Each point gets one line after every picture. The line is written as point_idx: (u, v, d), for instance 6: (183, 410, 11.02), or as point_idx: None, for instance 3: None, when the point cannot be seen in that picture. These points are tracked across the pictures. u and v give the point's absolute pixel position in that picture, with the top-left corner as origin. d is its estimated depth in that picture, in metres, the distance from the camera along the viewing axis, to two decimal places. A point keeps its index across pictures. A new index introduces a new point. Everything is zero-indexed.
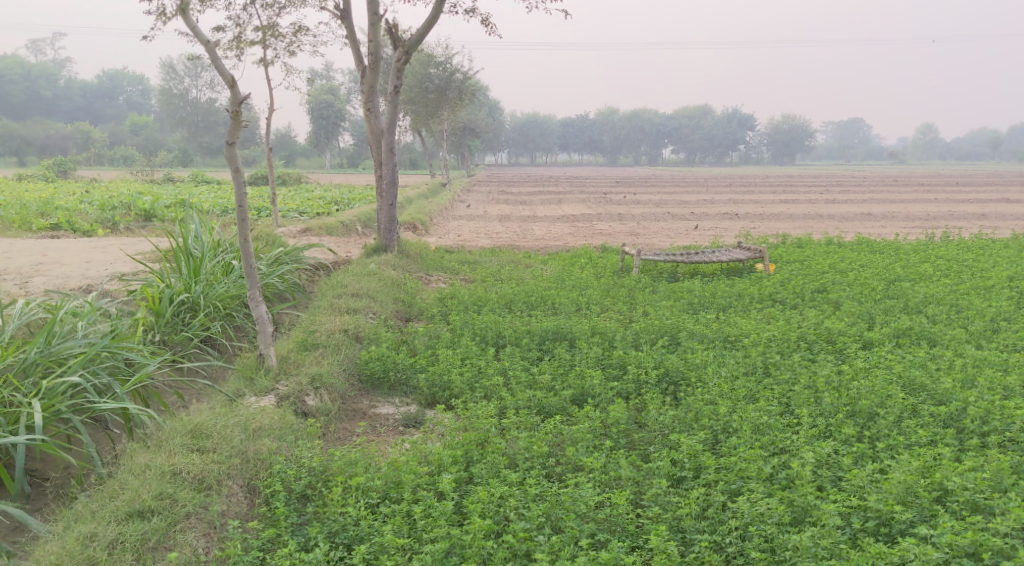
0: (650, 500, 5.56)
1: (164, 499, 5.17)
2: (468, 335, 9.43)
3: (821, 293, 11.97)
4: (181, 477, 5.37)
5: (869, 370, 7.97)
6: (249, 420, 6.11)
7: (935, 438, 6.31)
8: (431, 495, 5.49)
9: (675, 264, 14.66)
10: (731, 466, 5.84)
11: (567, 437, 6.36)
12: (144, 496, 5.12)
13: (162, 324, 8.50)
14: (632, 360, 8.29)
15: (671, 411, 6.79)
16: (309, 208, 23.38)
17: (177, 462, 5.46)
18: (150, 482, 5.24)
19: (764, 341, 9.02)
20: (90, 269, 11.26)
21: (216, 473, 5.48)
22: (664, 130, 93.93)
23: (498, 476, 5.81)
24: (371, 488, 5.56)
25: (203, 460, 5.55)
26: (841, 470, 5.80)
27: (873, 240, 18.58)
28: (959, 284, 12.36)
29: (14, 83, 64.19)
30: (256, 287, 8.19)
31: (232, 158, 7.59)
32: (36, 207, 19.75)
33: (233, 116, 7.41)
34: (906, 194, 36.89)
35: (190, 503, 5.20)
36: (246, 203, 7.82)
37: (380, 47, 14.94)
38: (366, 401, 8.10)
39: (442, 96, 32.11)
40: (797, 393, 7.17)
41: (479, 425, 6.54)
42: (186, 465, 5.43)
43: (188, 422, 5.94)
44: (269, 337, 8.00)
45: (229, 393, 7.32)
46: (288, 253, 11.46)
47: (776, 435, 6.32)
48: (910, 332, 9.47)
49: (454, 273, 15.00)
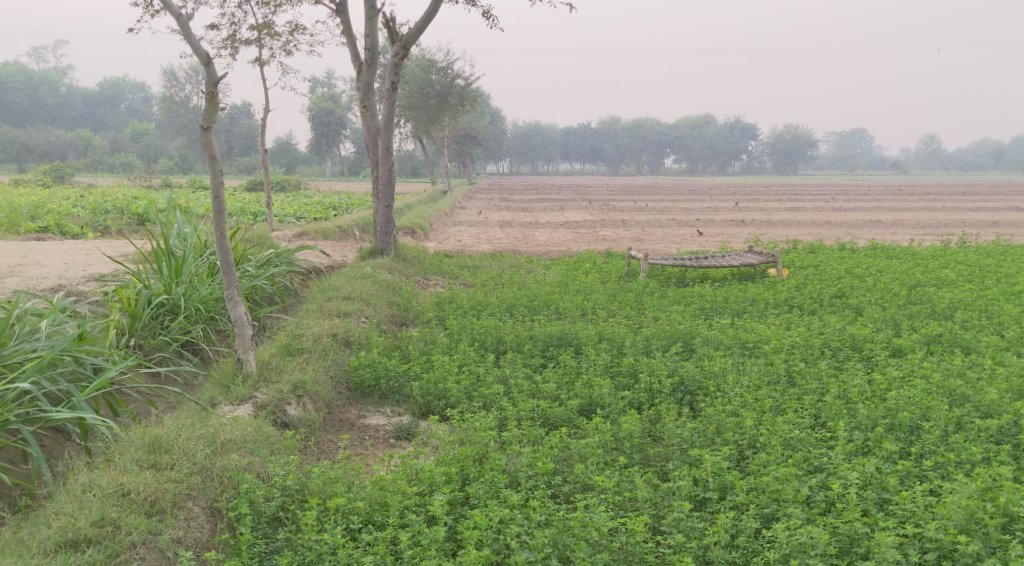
0: (670, 526, 4.88)
1: (104, 526, 4.48)
2: (466, 340, 8.78)
3: (840, 299, 11.28)
4: (130, 499, 4.68)
5: (904, 379, 7.29)
6: (218, 432, 5.40)
7: (989, 456, 5.62)
8: (421, 519, 4.76)
9: (684, 270, 13.99)
10: (762, 487, 5.14)
11: (575, 452, 5.67)
12: (80, 523, 4.43)
13: (137, 328, 7.87)
14: (643, 368, 7.60)
15: (689, 424, 6.11)
16: (307, 213, 22.77)
17: (126, 481, 4.77)
18: (91, 505, 4.56)
19: (787, 348, 8.35)
20: (68, 270, 10.60)
21: (171, 495, 4.79)
22: (665, 138, 93.36)
23: (498, 497, 5.09)
24: (353, 510, 4.84)
25: (158, 478, 4.86)
26: (887, 492, 5.10)
27: (888, 245, 17.89)
28: (985, 289, 11.71)
29: (15, 90, 63.88)
30: (234, 286, 7.42)
31: (207, 145, 6.94)
32: (26, 210, 19.16)
33: (208, 97, 6.76)
34: (913, 203, 36.31)
35: (137, 531, 4.51)
36: (222, 194, 7.16)
37: (375, 43, 14.29)
38: (355, 411, 7.44)
39: (443, 102, 31.54)
40: (829, 405, 6.52)
41: (477, 439, 5.85)
42: (136, 485, 4.74)
43: (147, 435, 5.25)
44: (249, 341, 7.29)
45: (202, 402, 6.60)
46: (279, 255, 10.81)
47: (809, 451, 5.64)
48: (941, 339, 8.80)
49: (453, 278, 14.32)
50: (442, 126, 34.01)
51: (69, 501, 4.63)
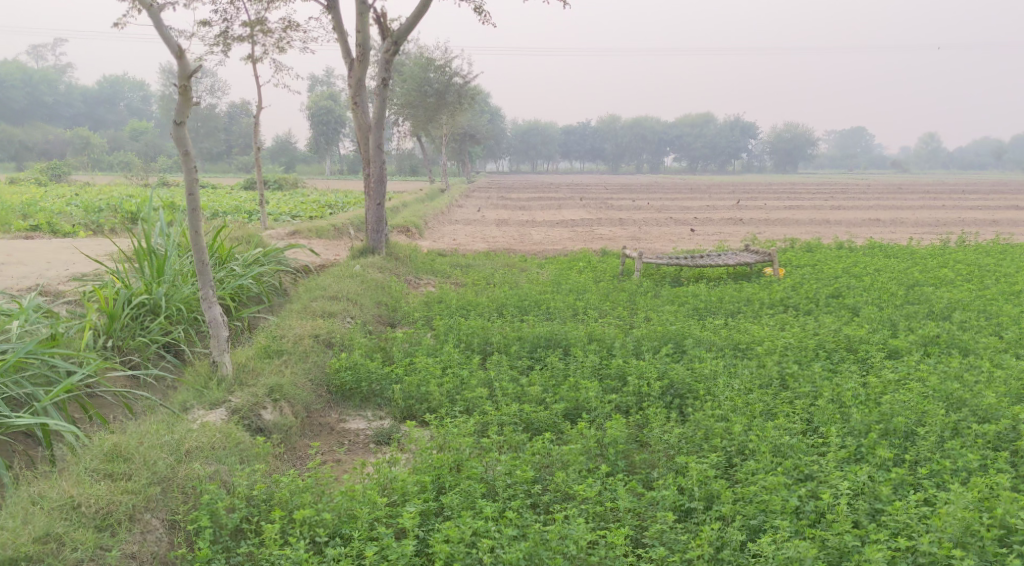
0: (653, 538, 4.69)
1: (49, 543, 4.27)
2: (452, 341, 8.56)
3: (836, 299, 11.06)
4: (80, 513, 4.48)
5: (900, 383, 7.08)
6: (183, 439, 5.20)
7: (986, 463, 5.42)
8: (392, 531, 4.56)
9: (679, 269, 13.75)
10: (750, 497, 4.93)
11: (557, 460, 5.46)
12: (21, 539, 4.22)
13: (116, 328, 7.67)
14: (632, 371, 7.40)
15: (676, 430, 5.89)
16: (302, 212, 22.55)
17: (78, 492, 4.57)
18: (36, 519, 4.35)
19: (780, 349, 8.14)
20: (50, 269, 10.38)
21: (126, 508, 4.59)
22: (665, 137, 92.97)
23: (473, 507, 4.88)
24: (319, 522, 4.63)
25: (112, 489, 4.66)
26: (880, 502, 4.90)
27: (887, 245, 17.68)
28: (983, 289, 11.49)
29: (14, 89, 63.45)
30: (209, 285, 7.21)
31: (181, 140, 6.74)
32: (18, 208, 18.92)
33: (181, 91, 6.55)
34: (913, 202, 36.16)
35: (83, 548, 4.30)
36: (197, 192, 6.95)
37: (367, 39, 14.06)
38: (335, 415, 7.23)
39: (442, 100, 31.25)
40: (821, 408, 6.31)
41: (456, 445, 5.63)
42: (88, 497, 4.54)
43: (106, 442, 5.05)
44: (224, 343, 7.08)
45: (173, 406, 6.39)
46: (266, 253, 10.61)
47: (799, 458, 5.42)
48: (938, 340, 8.59)
49: (445, 277, 14.10)
50: (441, 124, 33.75)
51: (15, 514, 4.43)
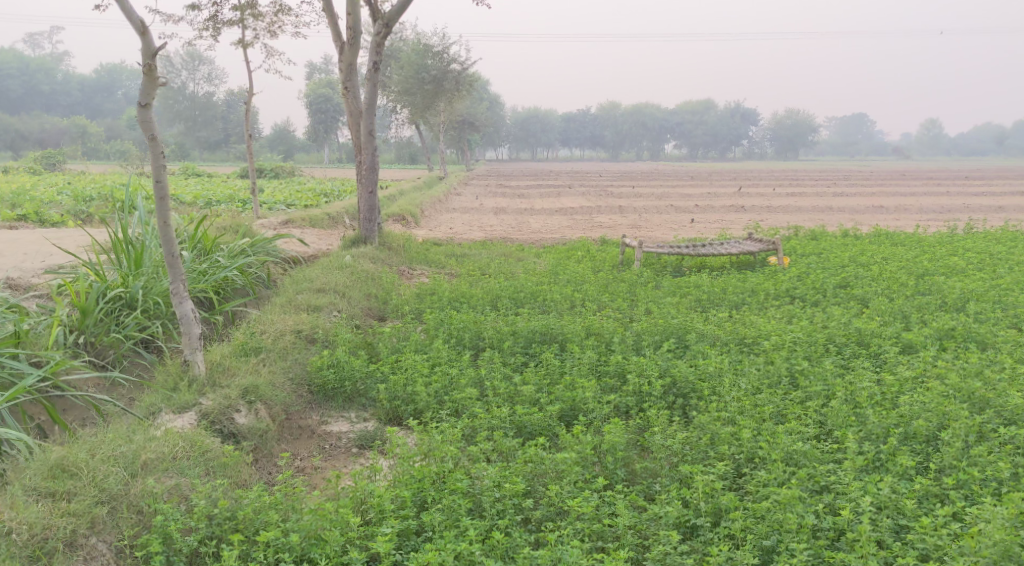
0: (656, 561, 4.27)
1: None
2: (442, 337, 8.11)
3: (844, 289, 10.61)
4: (12, 540, 4.09)
5: (917, 381, 6.64)
6: (140, 450, 4.80)
7: (1019, 473, 4.98)
8: (364, 556, 4.16)
9: (680, 258, 13.25)
10: (761, 513, 4.50)
11: (550, 469, 5.00)
12: None
13: (88, 324, 7.21)
14: (632, 368, 6.96)
15: (680, 435, 5.46)
16: (297, 200, 22.06)
17: (11, 518, 4.17)
18: None
19: (788, 343, 7.70)
20: (26, 261, 9.90)
21: (65, 533, 4.20)
22: (666, 124, 91.97)
23: (458, 526, 4.47)
24: (286, 546, 4.22)
25: (51, 512, 4.26)
26: (905, 518, 4.47)
27: (893, 232, 17.18)
28: (997, 278, 11.00)
29: (10, 77, 62.50)
30: (180, 280, 6.72)
31: (147, 124, 6.28)
32: (7, 198, 18.40)
33: (145, 71, 6.08)
34: (916, 188, 35.68)
35: None
36: (165, 180, 6.49)
37: (356, 21, 13.49)
38: (316, 417, 6.80)
39: (440, 87, 30.60)
40: (835, 409, 5.87)
41: (441, 453, 5.19)
42: (21, 522, 4.15)
43: (53, 456, 4.65)
44: (196, 341, 6.62)
45: (140, 412, 5.96)
46: (252, 245, 10.12)
47: (815, 468, 4.98)
48: (955, 334, 8.14)
49: (439, 267, 13.62)
50: (438, 112, 33.19)
51: None
